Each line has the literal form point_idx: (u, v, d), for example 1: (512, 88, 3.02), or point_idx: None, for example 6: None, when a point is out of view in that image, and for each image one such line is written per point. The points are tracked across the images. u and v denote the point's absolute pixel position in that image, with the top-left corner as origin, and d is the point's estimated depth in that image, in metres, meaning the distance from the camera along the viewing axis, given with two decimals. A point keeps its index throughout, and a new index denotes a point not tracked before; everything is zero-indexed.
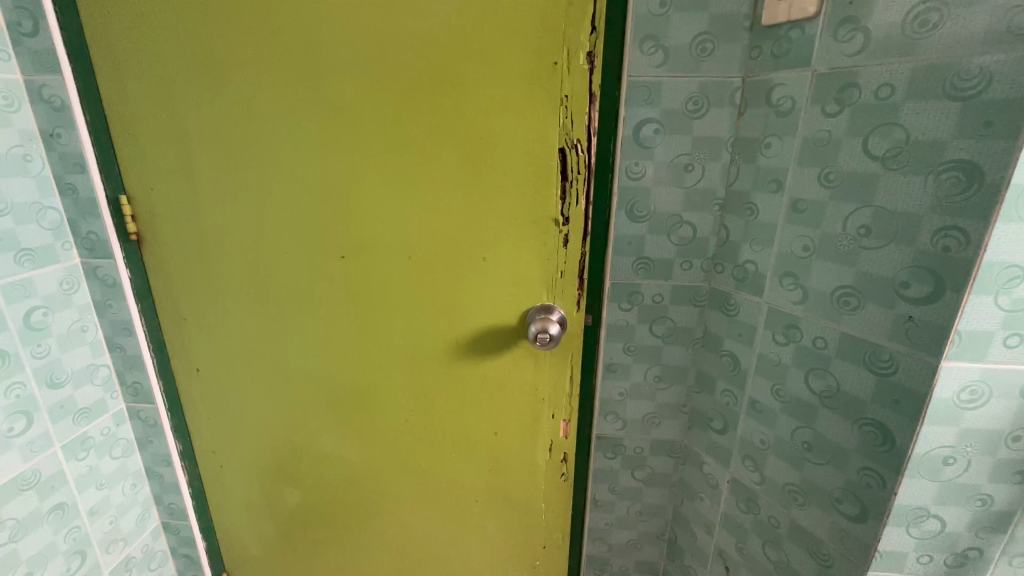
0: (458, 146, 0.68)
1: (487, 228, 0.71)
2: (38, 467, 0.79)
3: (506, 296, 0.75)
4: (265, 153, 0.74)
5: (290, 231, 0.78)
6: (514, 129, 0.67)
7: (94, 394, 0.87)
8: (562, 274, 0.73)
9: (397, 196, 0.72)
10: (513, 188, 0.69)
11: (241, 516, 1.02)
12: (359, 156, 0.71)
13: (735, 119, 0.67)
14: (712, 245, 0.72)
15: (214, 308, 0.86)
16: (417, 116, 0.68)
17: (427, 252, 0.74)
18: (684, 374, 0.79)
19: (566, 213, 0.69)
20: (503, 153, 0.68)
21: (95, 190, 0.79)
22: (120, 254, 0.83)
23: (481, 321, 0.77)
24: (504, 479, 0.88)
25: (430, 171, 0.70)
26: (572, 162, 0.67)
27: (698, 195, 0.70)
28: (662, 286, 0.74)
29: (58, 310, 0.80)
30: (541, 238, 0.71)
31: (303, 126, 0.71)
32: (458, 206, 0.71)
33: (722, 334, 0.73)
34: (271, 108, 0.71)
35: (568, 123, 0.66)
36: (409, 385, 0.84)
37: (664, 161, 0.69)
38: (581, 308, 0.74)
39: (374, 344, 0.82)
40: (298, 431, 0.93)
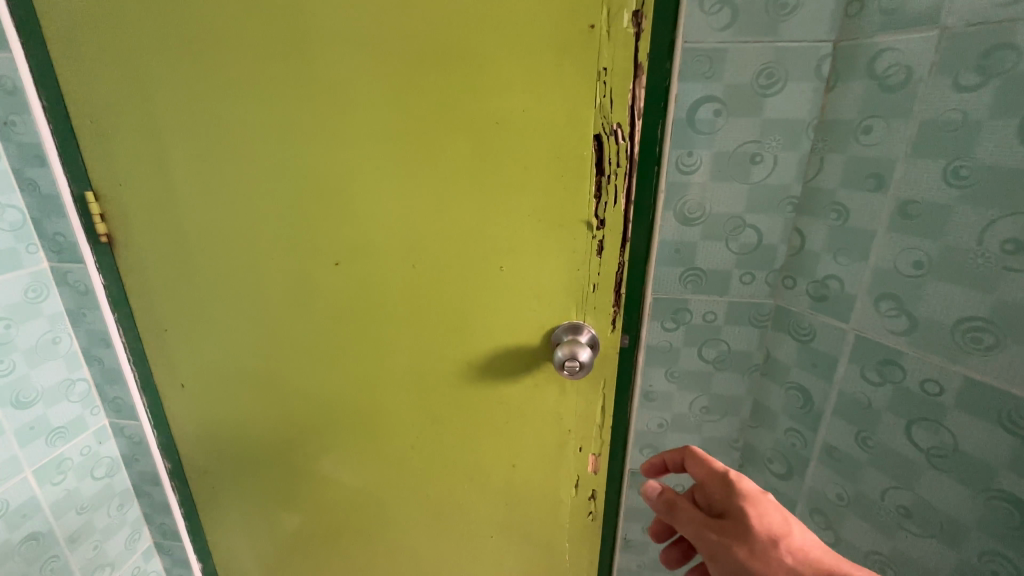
0: (473, 135, 0.56)
1: (504, 232, 0.59)
2: (5, 496, 0.71)
3: (529, 314, 0.63)
4: (248, 143, 0.62)
5: (279, 234, 0.67)
6: (540, 112, 0.54)
7: (71, 411, 0.79)
8: (594, 288, 0.60)
9: (398, 192, 0.60)
10: (536, 185, 0.56)
11: (234, 541, 0.94)
12: (357, 147, 0.59)
13: (820, 96, 0.55)
14: (781, 254, 0.60)
15: (196, 320, 0.76)
16: (425, 98, 0.56)
17: (436, 260, 0.63)
18: (738, 405, 0.67)
19: (601, 215, 0.56)
20: (525, 141, 0.55)
21: (58, 186, 0.69)
22: (91, 257, 0.74)
23: (498, 342, 0.65)
24: (524, 517, 0.76)
25: (439, 166, 0.58)
26: (610, 153, 0.54)
27: (767, 193, 0.58)
28: (716, 302, 0.62)
29: (23, 321, 0.72)
30: (570, 245, 0.59)
31: (290, 111, 0.59)
32: (472, 207, 0.59)
33: (789, 362, 0.62)
34: (252, 89, 0.59)
35: (607, 104, 0.52)
36: (415, 410, 0.73)
37: (725, 150, 0.57)
38: (616, 329, 0.62)
39: (375, 363, 0.72)
40: (291, 455, 0.83)
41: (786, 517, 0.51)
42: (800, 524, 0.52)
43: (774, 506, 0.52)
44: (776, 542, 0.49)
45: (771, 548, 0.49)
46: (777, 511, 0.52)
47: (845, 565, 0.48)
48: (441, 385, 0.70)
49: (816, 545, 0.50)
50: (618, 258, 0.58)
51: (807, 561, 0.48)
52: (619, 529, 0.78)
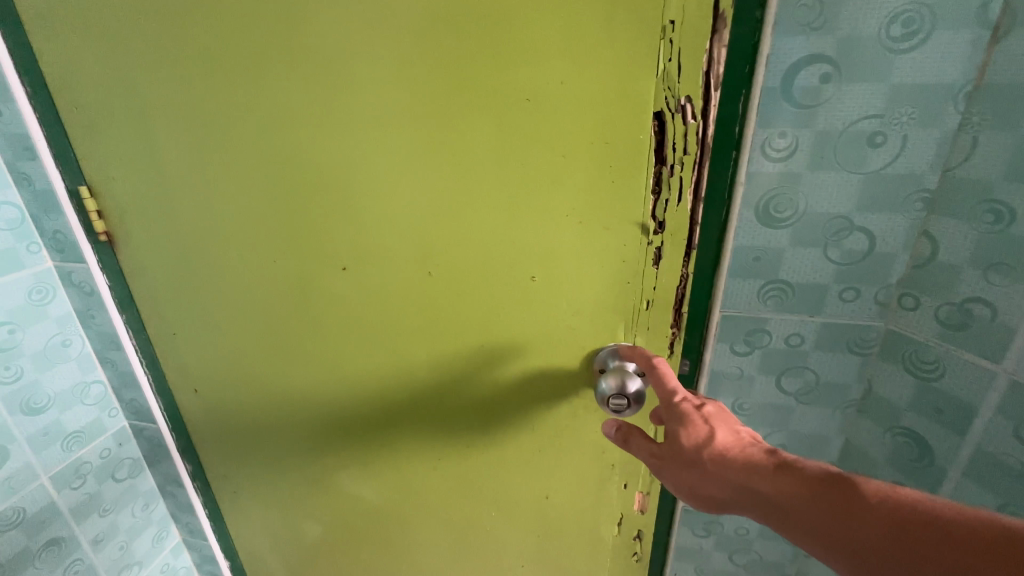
0: (496, 116, 0.44)
1: (538, 236, 0.48)
2: (20, 505, 0.69)
3: (567, 333, 0.52)
4: (231, 131, 0.53)
5: (275, 234, 0.57)
6: (584, 84, 0.42)
7: (87, 414, 0.76)
8: (648, 305, 0.49)
9: (409, 187, 0.50)
10: (578, 178, 0.45)
11: (258, 546, 0.90)
12: (357, 132, 0.49)
13: (982, 50, 0.38)
14: (901, 265, 0.45)
15: (201, 324, 0.69)
16: (437, 71, 0.44)
17: (454, 268, 0.52)
18: (825, 446, 0.54)
19: (660, 216, 0.44)
20: (564, 122, 0.43)
21: (51, 180, 0.64)
22: (93, 257, 0.68)
23: (530, 363, 0.55)
24: (559, 549, 0.68)
25: (455, 154, 0.47)
26: (675, 136, 0.41)
27: (889, 185, 0.43)
28: (804, 324, 0.49)
29: (28, 326, 0.68)
30: (620, 253, 0.47)
31: (275, 91, 0.49)
32: (498, 205, 0.48)
33: (900, 403, 0.48)
34: (232, 65, 0.49)
35: (673, 70, 0.40)
36: (437, 432, 0.64)
37: (833, 127, 0.42)
38: (674, 353, 0.50)
39: (390, 380, 0.62)
40: (307, 468, 0.76)
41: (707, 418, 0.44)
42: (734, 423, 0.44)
43: (696, 412, 0.45)
44: (699, 451, 0.43)
45: (694, 457, 0.43)
46: (698, 415, 0.44)
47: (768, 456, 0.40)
48: (464, 406, 0.61)
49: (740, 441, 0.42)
50: (679, 270, 0.46)
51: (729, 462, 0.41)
52: (668, 569, 0.68)
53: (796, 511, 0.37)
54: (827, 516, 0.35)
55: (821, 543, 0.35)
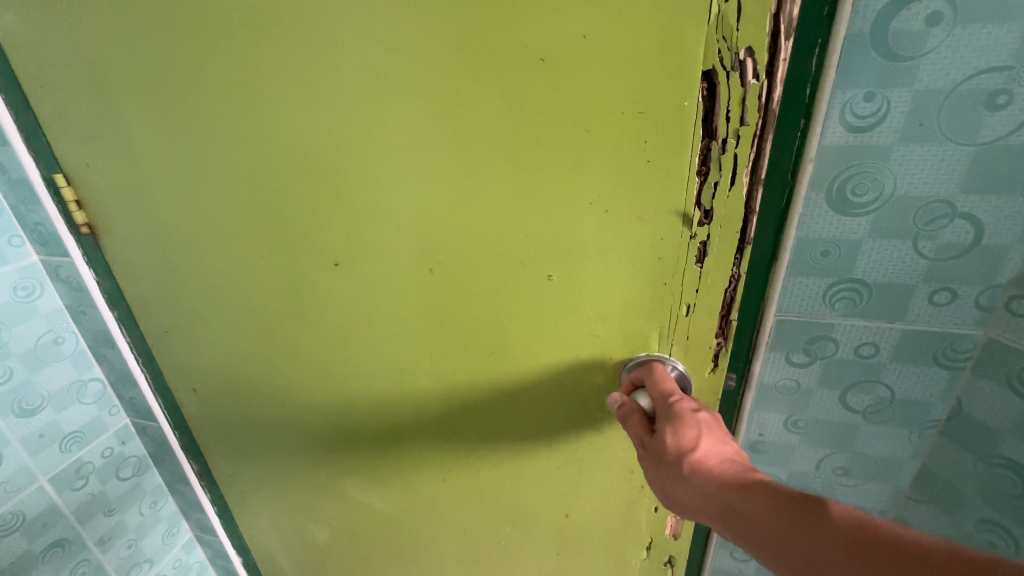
0: (503, 81, 0.36)
1: (556, 229, 0.40)
2: (18, 509, 0.67)
3: (590, 338, 0.45)
4: (199, 108, 0.46)
5: (257, 226, 0.51)
6: (613, 39, 0.33)
7: (85, 414, 0.73)
8: (687, 310, 0.41)
9: (405, 170, 0.42)
10: (604, 159, 0.37)
11: (268, 545, 0.87)
12: (340, 106, 0.41)
13: None
14: (1016, 262, 0.35)
15: (192, 322, 0.64)
16: (428, 27, 0.36)
17: (460, 264, 0.45)
18: (896, 469, 0.46)
19: (707, 203, 0.36)
20: (587, 89, 0.35)
21: (25, 168, 0.58)
22: (78, 251, 0.64)
23: (549, 372, 0.48)
24: (582, 565, 0.62)
25: (455, 130, 0.39)
26: (729, 101, 0.33)
27: (1007, 162, 0.32)
28: (879, 332, 0.40)
29: (15, 324, 0.64)
30: (655, 248, 0.39)
31: (244, 59, 0.42)
32: (507, 190, 0.40)
33: (998, 428, 0.39)
34: (194, 29, 0.42)
35: (731, 17, 0.31)
36: (445, 442, 0.58)
37: (938, 84, 0.31)
38: (718, 367, 0.43)
39: (392, 386, 0.56)
40: (312, 472, 0.72)
41: (703, 421, 0.37)
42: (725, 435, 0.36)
43: (692, 413, 0.37)
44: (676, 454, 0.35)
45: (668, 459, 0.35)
46: (693, 416, 0.37)
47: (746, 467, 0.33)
48: (474, 415, 0.55)
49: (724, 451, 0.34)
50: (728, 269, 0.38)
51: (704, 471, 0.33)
52: None
53: (754, 522, 0.29)
54: (797, 534, 0.28)
55: (789, 568, 0.28)
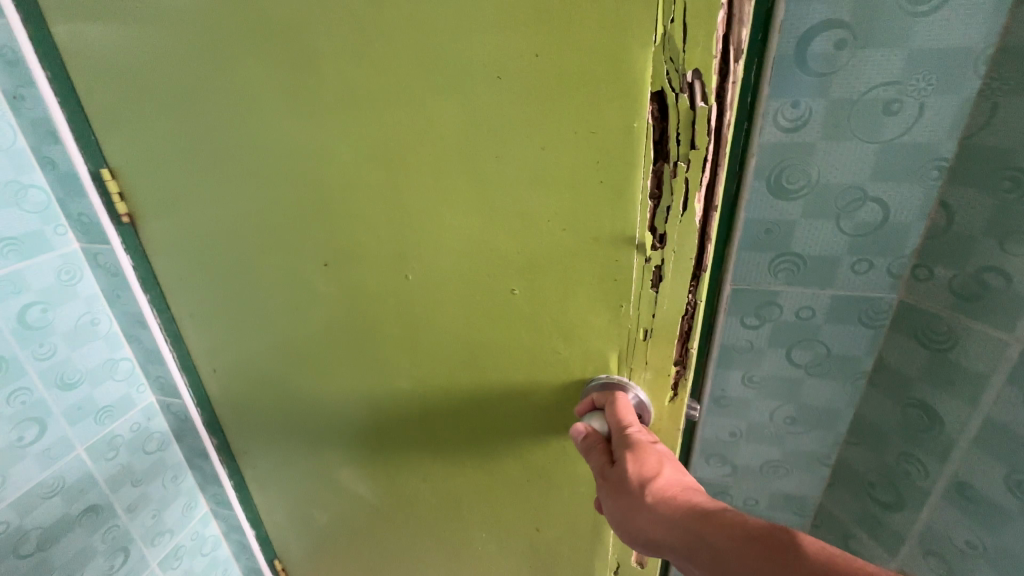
0: (462, 94, 0.38)
1: (522, 245, 0.42)
2: (60, 475, 0.71)
3: (556, 347, 0.46)
4: (185, 122, 0.47)
5: (241, 235, 0.52)
6: (562, 63, 0.35)
7: (117, 390, 0.78)
8: (645, 326, 0.44)
9: (376, 186, 0.44)
10: (564, 177, 0.39)
11: (277, 520, 0.92)
12: (315, 122, 0.43)
13: (1005, 8, 0.35)
14: (915, 236, 0.44)
15: (218, 309, 0.70)
16: (392, 49, 0.38)
17: (432, 275, 0.47)
18: (836, 417, 0.54)
19: (660, 230, 0.39)
20: (542, 109, 0.37)
21: (75, 165, 0.65)
22: (117, 238, 0.70)
23: (520, 378, 0.50)
24: (556, 555, 0.64)
25: (418, 144, 0.41)
26: (680, 124, 0.35)
27: (904, 154, 0.41)
28: (816, 297, 0.48)
29: (60, 305, 0.70)
30: (611, 270, 0.42)
31: (222, 76, 0.43)
32: (471, 203, 0.42)
33: (911, 374, 0.47)
34: (179, 43, 0.44)
35: (677, 46, 0.33)
36: (430, 439, 0.60)
37: (846, 96, 0.40)
38: (679, 391, 0.46)
39: (375, 389, 0.58)
40: (316, 451, 0.76)
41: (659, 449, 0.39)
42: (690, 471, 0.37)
43: (648, 443, 0.39)
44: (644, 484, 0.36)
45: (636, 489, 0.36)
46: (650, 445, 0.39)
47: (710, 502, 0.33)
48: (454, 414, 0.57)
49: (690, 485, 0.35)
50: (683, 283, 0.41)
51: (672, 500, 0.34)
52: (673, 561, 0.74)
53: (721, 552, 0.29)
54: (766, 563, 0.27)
55: None
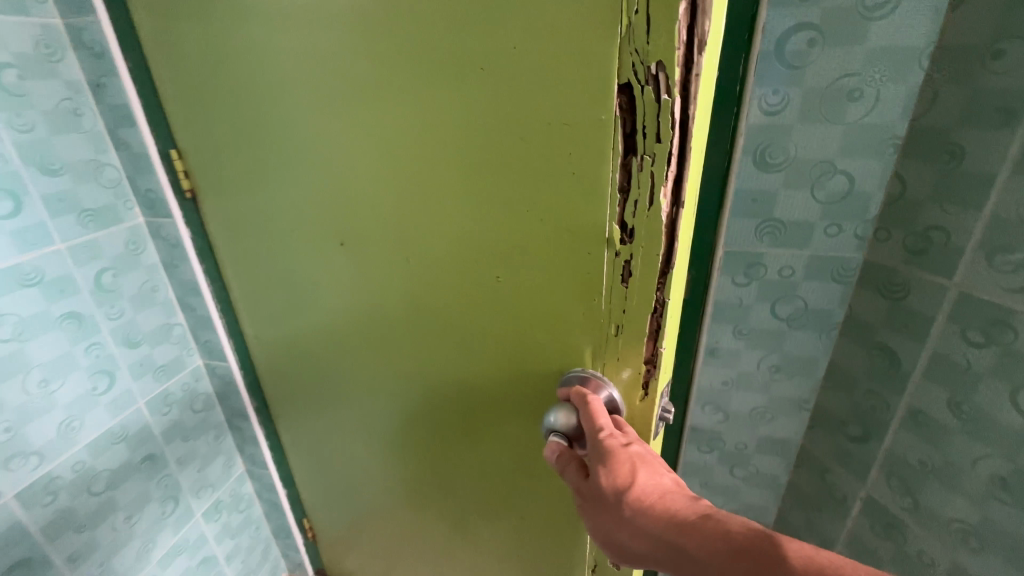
0: (450, 87, 0.40)
1: (505, 232, 0.44)
2: (124, 424, 0.79)
3: (540, 335, 0.48)
4: (232, 111, 0.54)
5: (277, 214, 0.58)
6: (534, 59, 0.36)
7: (172, 350, 0.87)
8: (617, 321, 0.43)
9: (383, 171, 0.47)
10: (541, 168, 0.40)
11: (306, 477, 0.99)
12: (328, 112, 0.47)
13: (942, 15, 0.44)
14: (877, 203, 0.52)
15: (250, 290, 0.74)
16: (385, 45, 0.41)
17: (429, 260, 0.49)
18: (814, 366, 0.63)
19: (626, 224, 0.38)
20: (516, 105, 0.38)
21: (148, 146, 0.72)
22: (179, 213, 0.77)
23: (509, 364, 0.51)
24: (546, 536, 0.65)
25: (410, 130, 0.43)
26: (646, 117, 0.34)
27: (865, 134, 0.50)
28: (795, 257, 0.57)
29: (126, 272, 0.78)
30: (584, 263, 0.42)
31: (256, 70, 0.49)
32: (459, 192, 0.44)
33: (875, 322, 0.56)
34: (226, 28, 0.48)
35: (639, 36, 0.32)
36: (435, 420, 0.62)
37: (817, 86, 0.49)
38: (650, 394, 0.44)
39: (385, 368, 0.61)
40: (328, 431, 0.79)
41: (631, 451, 0.38)
42: (662, 467, 0.38)
43: (621, 447, 0.39)
44: (620, 498, 0.37)
45: (614, 503, 0.37)
46: (624, 450, 0.39)
47: (687, 509, 0.34)
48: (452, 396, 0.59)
49: (664, 489, 0.36)
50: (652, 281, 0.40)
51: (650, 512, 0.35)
52: None
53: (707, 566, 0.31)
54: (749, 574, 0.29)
55: None
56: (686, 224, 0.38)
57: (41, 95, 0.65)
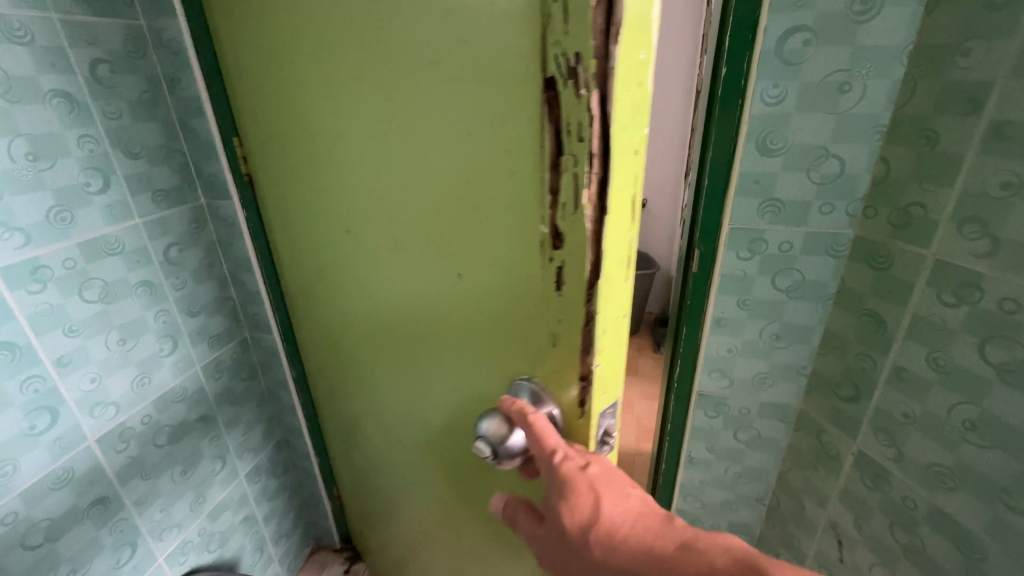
0: (415, 84, 0.43)
1: (461, 226, 0.46)
2: (184, 385, 0.88)
3: (493, 330, 0.49)
4: (273, 103, 0.62)
5: (306, 197, 0.66)
6: (474, 58, 0.38)
7: (223, 322, 0.95)
8: (555, 326, 0.42)
9: (369, 164, 0.52)
10: (484, 166, 0.41)
11: (335, 447, 1.07)
12: (330, 106, 0.52)
13: (919, 19, 0.51)
14: (865, 184, 0.59)
15: (287, 269, 0.83)
16: (365, 45, 0.45)
17: (405, 248, 0.53)
18: (810, 334, 0.70)
19: (555, 225, 0.38)
20: (463, 103, 0.40)
21: (214, 134, 0.81)
22: (237, 196, 0.86)
23: (468, 357, 0.53)
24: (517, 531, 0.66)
25: (385, 124, 0.47)
26: (568, 118, 0.33)
27: (854, 122, 0.57)
28: (793, 233, 0.64)
29: (189, 247, 0.86)
30: (525, 262, 0.43)
31: (287, 67, 0.56)
32: (425, 184, 0.47)
33: (864, 291, 0.63)
34: (273, 32, 0.55)
35: (560, 31, 0.31)
36: (418, 404, 0.66)
37: (812, 80, 0.56)
38: (587, 415, 0.43)
39: (381, 347, 0.66)
40: (349, 401, 0.87)
41: (586, 475, 0.40)
42: (626, 491, 0.40)
43: (578, 472, 0.40)
44: (591, 538, 0.38)
45: (584, 543, 0.39)
46: (580, 475, 0.40)
47: (661, 541, 0.36)
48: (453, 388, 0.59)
49: (632, 518, 0.38)
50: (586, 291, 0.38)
51: (624, 547, 0.37)
52: (679, 474, 0.89)
53: None
54: None
55: None
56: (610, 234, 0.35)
57: (125, 86, 0.73)
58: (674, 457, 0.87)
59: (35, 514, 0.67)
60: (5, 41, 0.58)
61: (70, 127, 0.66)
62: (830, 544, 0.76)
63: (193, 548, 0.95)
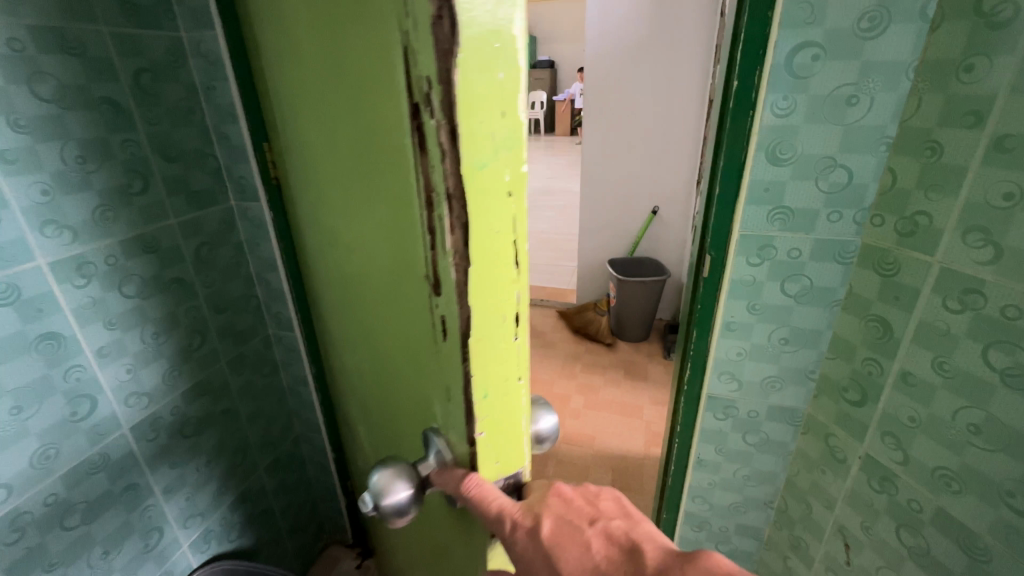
0: (334, 116, 0.43)
1: (378, 256, 0.46)
2: (211, 378, 0.91)
3: (413, 363, 0.48)
4: (280, 118, 0.66)
5: (307, 208, 0.70)
6: (360, 95, 0.37)
7: (247, 319, 0.98)
8: (447, 372, 0.41)
9: (326, 185, 0.53)
10: (380, 202, 0.40)
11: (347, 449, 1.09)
12: (301, 129, 0.55)
13: (924, 37, 0.54)
14: (872, 193, 0.62)
15: (307, 275, 0.86)
16: (308, 74, 0.46)
17: (356, 270, 0.54)
18: (819, 339, 0.72)
19: (434, 272, 0.36)
20: (361, 139, 0.39)
21: (246, 140, 0.85)
22: (266, 198, 0.90)
23: (405, 384, 0.53)
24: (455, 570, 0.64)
25: (327, 149, 0.48)
26: (425, 168, 0.32)
27: (862, 134, 0.59)
28: (802, 240, 0.66)
29: (219, 246, 0.90)
30: (418, 303, 0.41)
31: (280, 87, 0.59)
32: (354, 213, 0.47)
33: (870, 296, 0.64)
34: (267, 54, 0.58)
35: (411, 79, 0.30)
36: (385, 417, 0.68)
37: (821, 93, 0.59)
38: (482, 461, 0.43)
39: (361, 356, 0.69)
40: (351, 408, 0.89)
41: (539, 540, 0.39)
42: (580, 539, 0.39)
43: (529, 538, 0.40)
44: None
45: None
46: (532, 542, 0.40)
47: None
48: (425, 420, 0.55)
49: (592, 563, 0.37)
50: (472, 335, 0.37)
51: None
52: (688, 475, 0.90)
53: None
54: None
55: None
56: (479, 277, 0.34)
57: (167, 94, 0.77)
58: (683, 458, 0.89)
59: (72, 497, 0.71)
60: (60, 52, 0.62)
61: (113, 132, 0.70)
62: (837, 547, 0.77)
63: (216, 536, 0.98)
